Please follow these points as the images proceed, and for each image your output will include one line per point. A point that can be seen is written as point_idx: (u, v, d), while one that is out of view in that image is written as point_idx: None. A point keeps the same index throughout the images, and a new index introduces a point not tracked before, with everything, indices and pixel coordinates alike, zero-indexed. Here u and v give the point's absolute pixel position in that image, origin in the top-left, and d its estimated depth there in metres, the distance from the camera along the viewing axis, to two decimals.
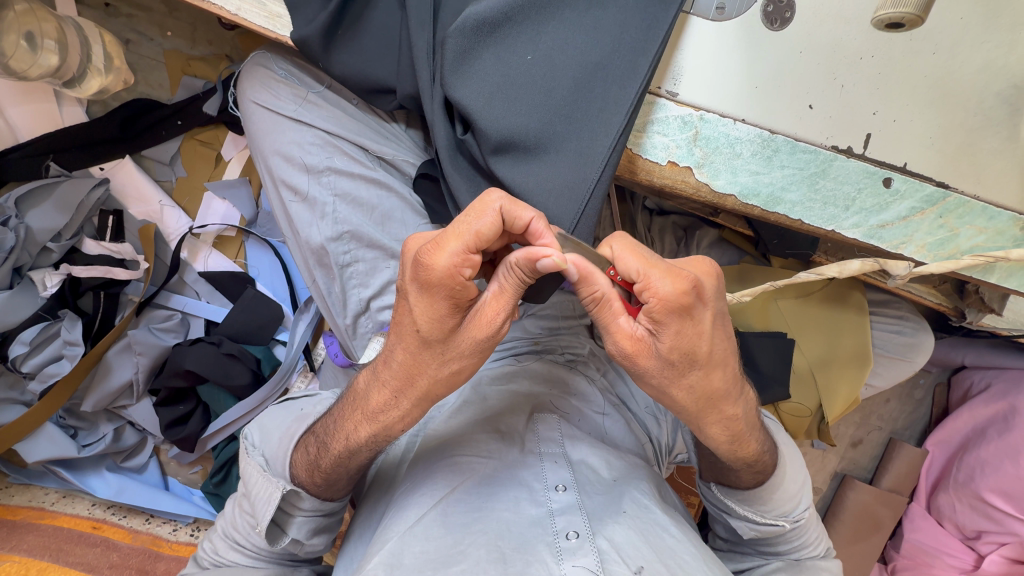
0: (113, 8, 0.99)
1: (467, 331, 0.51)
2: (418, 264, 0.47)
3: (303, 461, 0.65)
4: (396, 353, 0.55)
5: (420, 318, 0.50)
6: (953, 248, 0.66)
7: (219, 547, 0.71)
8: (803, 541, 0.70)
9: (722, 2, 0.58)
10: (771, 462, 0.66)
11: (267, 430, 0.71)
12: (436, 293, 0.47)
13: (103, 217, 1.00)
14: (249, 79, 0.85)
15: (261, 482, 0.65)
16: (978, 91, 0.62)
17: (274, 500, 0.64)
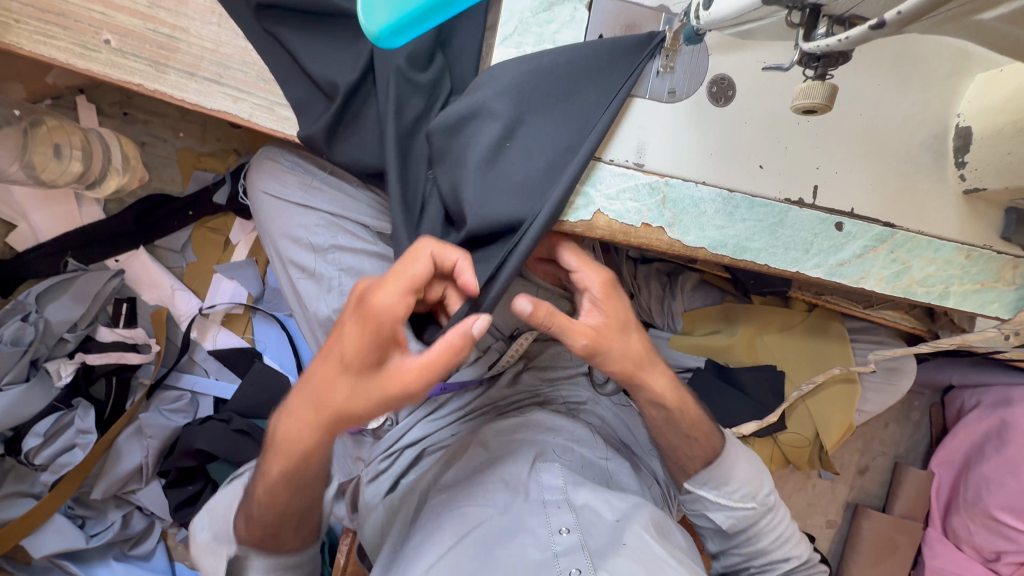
0: (130, 116, 1.08)
1: (377, 385, 0.56)
2: (364, 314, 0.55)
3: (242, 519, 0.67)
4: (313, 382, 0.58)
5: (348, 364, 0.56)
6: (909, 279, 0.73)
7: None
8: (771, 523, 0.81)
9: (673, 87, 0.66)
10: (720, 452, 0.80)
11: (215, 509, 0.73)
12: (371, 330, 0.54)
13: (117, 305, 1.05)
14: (258, 171, 0.94)
15: (211, 556, 0.70)
16: (904, 142, 0.71)
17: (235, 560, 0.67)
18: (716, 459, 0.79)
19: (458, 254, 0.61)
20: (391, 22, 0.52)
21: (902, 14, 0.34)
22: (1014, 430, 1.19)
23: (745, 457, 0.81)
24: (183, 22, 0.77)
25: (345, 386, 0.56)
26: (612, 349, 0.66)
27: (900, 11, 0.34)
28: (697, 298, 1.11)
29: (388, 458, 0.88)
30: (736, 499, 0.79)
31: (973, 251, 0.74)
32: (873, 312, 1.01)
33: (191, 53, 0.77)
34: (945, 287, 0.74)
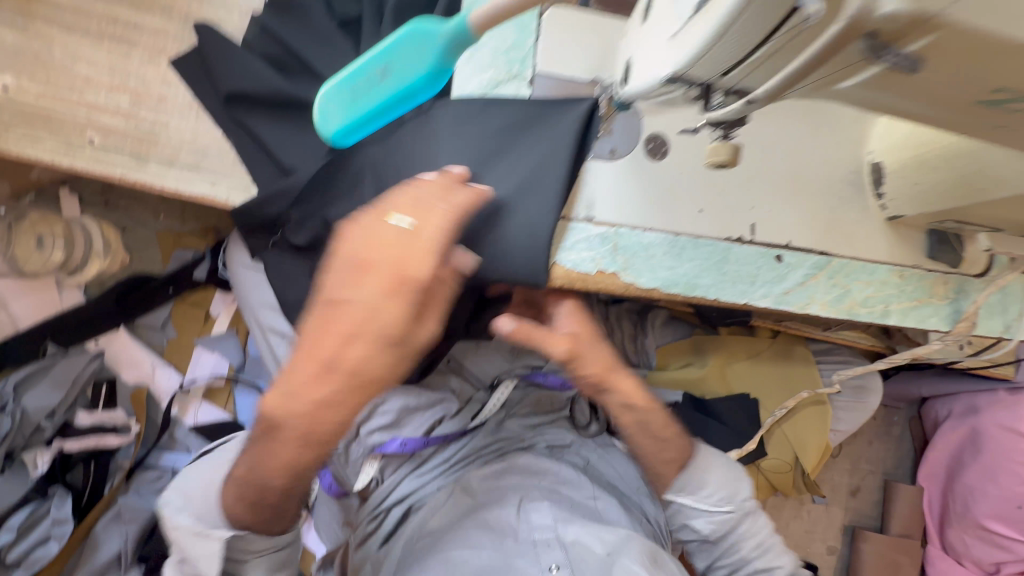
0: (112, 203, 1.11)
1: (388, 346, 0.58)
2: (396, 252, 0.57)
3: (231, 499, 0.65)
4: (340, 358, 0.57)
5: (383, 333, 0.57)
6: (850, 302, 0.79)
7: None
8: (744, 530, 0.91)
9: (613, 146, 0.73)
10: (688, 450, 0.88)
11: (186, 492, 0.71)
12: (403, 283, 0.56)
13: (96, 388, 1.04)
14: (236, 247, 0.99)
15: (198, 543, 0.66)
16: (826, 180, 0.79)
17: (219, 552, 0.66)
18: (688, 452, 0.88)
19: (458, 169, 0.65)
20: (342, 125, 0.68)
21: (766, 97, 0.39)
22: (986, 437, 1.24)
23: (714, 462, 0.90)
24: (163, 117, 0.83)
25: (330, 359, 0.57)
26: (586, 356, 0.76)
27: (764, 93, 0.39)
28: (666, 333, 1.14)
29: (377, 518, 0.90)
30: (714, 503, 0.89)
31: (905, 271, 0.81)
32: (831, 333, 1.06)
33: (171, 145, 0.83)
34: (885, 307, 0.80)
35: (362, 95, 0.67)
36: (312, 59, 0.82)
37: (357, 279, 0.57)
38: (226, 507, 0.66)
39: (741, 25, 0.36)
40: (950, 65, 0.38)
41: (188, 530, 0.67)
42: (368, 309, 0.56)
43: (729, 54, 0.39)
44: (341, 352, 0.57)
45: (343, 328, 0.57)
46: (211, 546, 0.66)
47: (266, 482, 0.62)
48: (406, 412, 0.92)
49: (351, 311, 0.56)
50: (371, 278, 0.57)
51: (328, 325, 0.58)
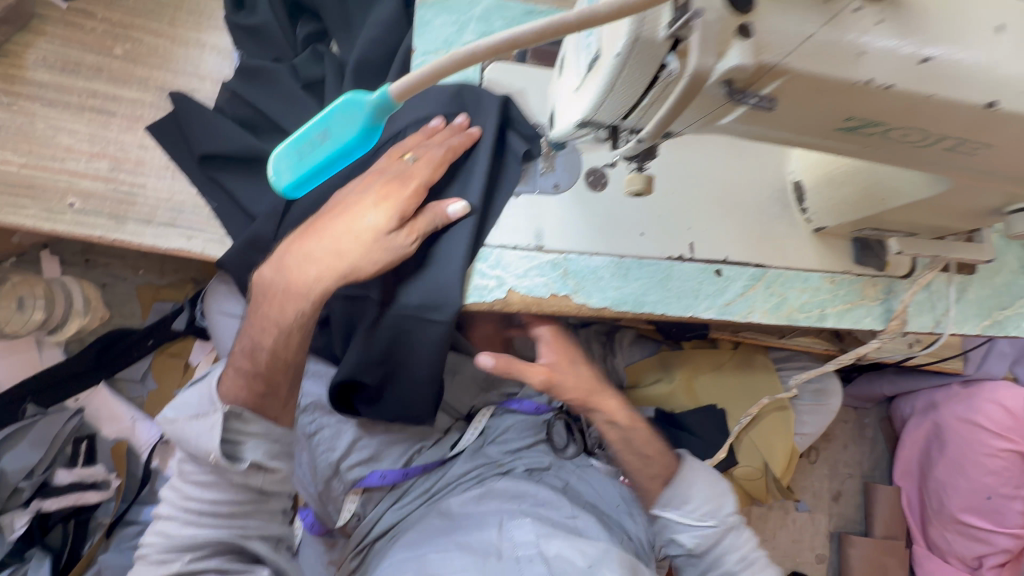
0: (92, 262, 1.16)
1: (359, 250, 0.73)
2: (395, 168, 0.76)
3: (232, 378, 0.75)
4: (324, 248, 0.74)
5: (370, 225, 0.73)
6: (788, 308, 0.85)
7: (169, 527, 0.71)
8: (729, 543, 0.92)
9: (556, 181, 0.80)
10: (674, 466, 0.95)
11: (178, 399, 0.73)
12: (393, 190, 0.74)
13: (77, 445, 1.06)
14: (213, 295, 1.02)
15: (197, 427, 0.70)
16: (755, 198, 0.87)
17: (217, 426, 0.69)
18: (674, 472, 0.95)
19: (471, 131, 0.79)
20: (292, 181, 0.51)
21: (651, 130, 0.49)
22: (948, 430, 1.29)
23: (702, 478, 0.94)
24: (140, 179, 0.89)
25: (318, 254, 0.74)
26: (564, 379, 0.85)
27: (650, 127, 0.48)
28: (634, 352, 1.20)
29: (362, 552, 0.94)
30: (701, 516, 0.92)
31: (836, 277, 0.88)
32: (788, 340, 1.11)
33: (148, 204, 0.88)
34: (821, 310, 0.86)
35: (308, 154, 0.50)
36: (279, 119, 0.90)
37: (364, 185, 0.77)
38: (225, 390, 0.73)
39: (622, 80, 0.44)
40: (802, 103, 0.46)
41: (187, 417, 0.70)
42: (364, 201, 0.74)
43: (621, 103, 0.47)
44: (335, 233, 0.74)
45: (342, 221, 0.75)
46: (211, 420, 0.70)
47: (259, 345, 0.76)
48: (385, 445, 0.97)
49: (353, 207, 0.74)
50: (373, 187, 0.75)
51: (327, 219, 0.76)
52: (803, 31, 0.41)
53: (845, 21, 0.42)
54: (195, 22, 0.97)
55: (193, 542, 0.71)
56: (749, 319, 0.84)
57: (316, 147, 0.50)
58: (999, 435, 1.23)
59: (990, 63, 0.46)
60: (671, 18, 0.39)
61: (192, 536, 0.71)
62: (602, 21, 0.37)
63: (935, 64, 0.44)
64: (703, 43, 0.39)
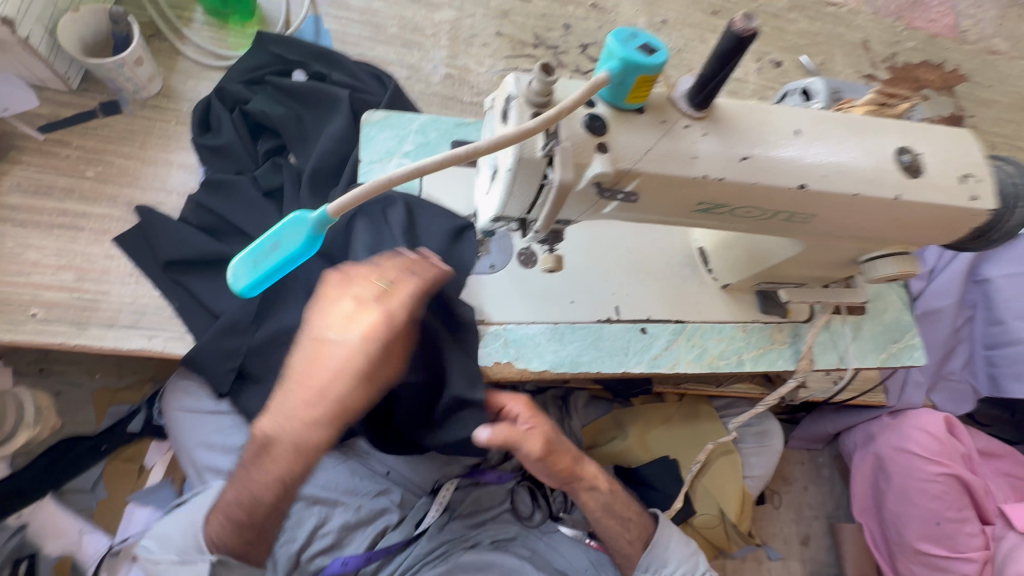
0: (46, 369, 1.17)
1: (322, 404, 0.69)
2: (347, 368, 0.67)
3: (218, 521, 0.79)
4: (290, 425, 0.71)
5: (364, 374, 0.68)
6: (710, 357, 0.96)
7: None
8: None
9: (492, 262, 0.91)
10: (648, 527, 1.02)
11: (166, 535, 0.85)
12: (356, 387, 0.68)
13: (16, 565, 1.03)
14: (172, 392, 1.04)
15: (182, 572, 0.79)
16: (669, 262, 0.99)
17: (203, 574, 0.77)
18: (652, 538, 1.01)
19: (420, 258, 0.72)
20: (249, 281, 0.58)
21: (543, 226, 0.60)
22: (888, 460, 1.37)
23: (675, 537, 1.01)
24: (105, 287, 0.95)
25: (293, 427, 0.71)
26: (557, 446, 0.94)
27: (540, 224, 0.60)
28: (590, 412, 1.28)
29: None
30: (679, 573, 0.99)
31: (747, 325, 1.00)
32: (724, 387, 1.20)
33: (111, 309, 0.93)
34: (738, 356, 0.97)
35: (262, 259, 0.58)
36: (242, 224, 0.99)
37: (346, 324, 0.67)
38: (213, 534, 0.79)
39: (516, 190, 0.56)
40: (663, 194, 0.58)
41: (173, 560, 0.81)
42: (325, 370, 0.68)
43: (521, 204, 0.59)
44: (309, 369, 0.68)
45: (327, 363, 0.68)
46: (195, 569, 0.78)
47: (256, 499, 0.76)
48: (347, 530, 1.00)
49: (339, 344, 0.67)
50: (360, 322, 0.67)
51: (318, 360, 0.68)
52: (647, 144, 0.55)
53: (677, 135, 0.56)
54: (165, 144, 1.08)
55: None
56: (676, 370, 0.93)
57: (270, 255, 0.58)
58: (931, 459, 1.32)
59: (795, 157, 0.61)
60: (544, 143, 0.52)
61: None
62: (487, 151, 0.50)
63: (753, 160, 0.59)
64: (568, 159, 0.52)
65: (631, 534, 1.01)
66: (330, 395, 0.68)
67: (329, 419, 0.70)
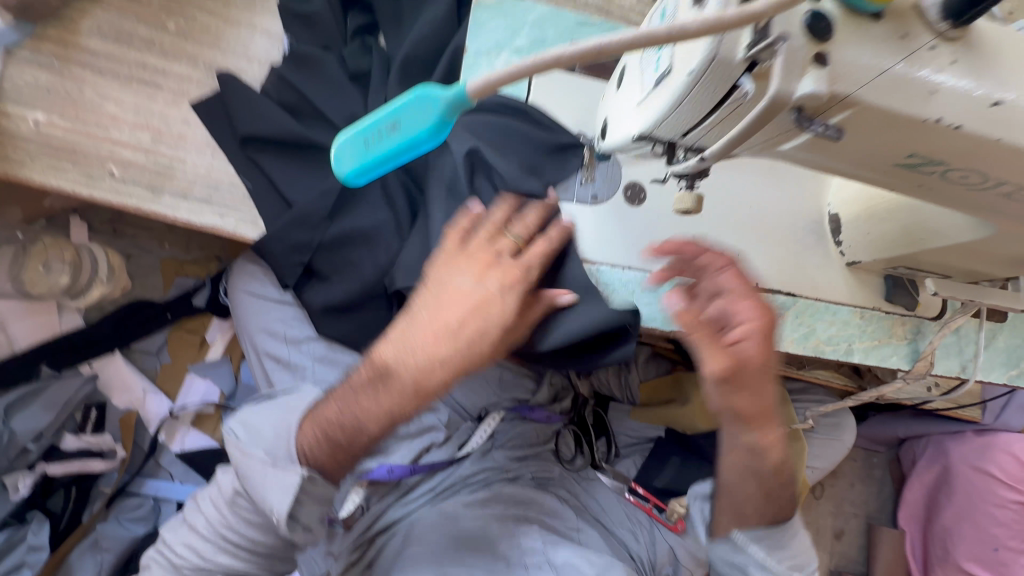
0: (119, 231, 1.16)
1: (427, 354, 0.69)
2: (469, 299, 0.70)
3: (310, 429, 0.72)
4: (392, 346, 0.71)
5: (499, 319, 0.71)
6: (816, 340, 0.85)
7: (205, 548, 0.74)
8: None
9: (595, 192, 0.80)
10: (786, 502, 0.82)
11: (257, 429, 0.74)
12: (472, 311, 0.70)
13: (86, 411, 1.06)
14: (239, 274, 1.03)
15: (271, 477, 0.70)
16: (791, 226, 0.86)
17: (292, 487, 0.68)
18: (778, 523, 0.81)
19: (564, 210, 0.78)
20: (356, 167, 0.52)
21: (712, 153, 0.49)
22: (957, 476, 1.26)
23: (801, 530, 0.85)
24: (180, 154, 0.90)
25: (396, 350, 0.71)
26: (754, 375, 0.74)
27: (711, 151, 0.49)
28: (649, 368, 1.24)
29: (364, 545, 0.96)
30: (782, 567, 0.81)
31: (866, 312, 0.87)
32: (807, 372, 1.07)
33: (185, 178, 0.89)
34: (848, 345, 0.86)
35: (374, 142, 0.50)
36: (325, 107, 0.91)
37: (482, 272, 0.71)
38: (308, 446, 0.71)
39: (690, 100, 0.44)
40: (869, 134, 0.45)
41: (262, 458, 0.71)
42: (451, 275, 0.71)
43: (683, 122, 0.47)
44: (436, 300, 0.71)
45: (461, 305, 0.70)
46: (286, 479, 0.69)
47: (361, 425, 0.71)
48: (395, 439, 1.00)
49: (454, 284, 0.71)
50: (492, 275, 0.71)
51: (441, 301, 0.71)
52: (878, 64, 0.41)
53: (919, 58, 0.42)
54: (249, 5, 0.98)
55: (224, 569, 0.74)
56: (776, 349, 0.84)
57: (385, 136, 0.50)
58: (1011, 485, 1.21)
59: None
60: (752, 39, 0.39)
61: (223, 562, 0.74)
62: (689, 36, 0.37)
63: (1007, 106, 0.43)
64: (785, 69, 0.40)
65: (760, 503, 0.80)
66: (446, 297, 0.71)
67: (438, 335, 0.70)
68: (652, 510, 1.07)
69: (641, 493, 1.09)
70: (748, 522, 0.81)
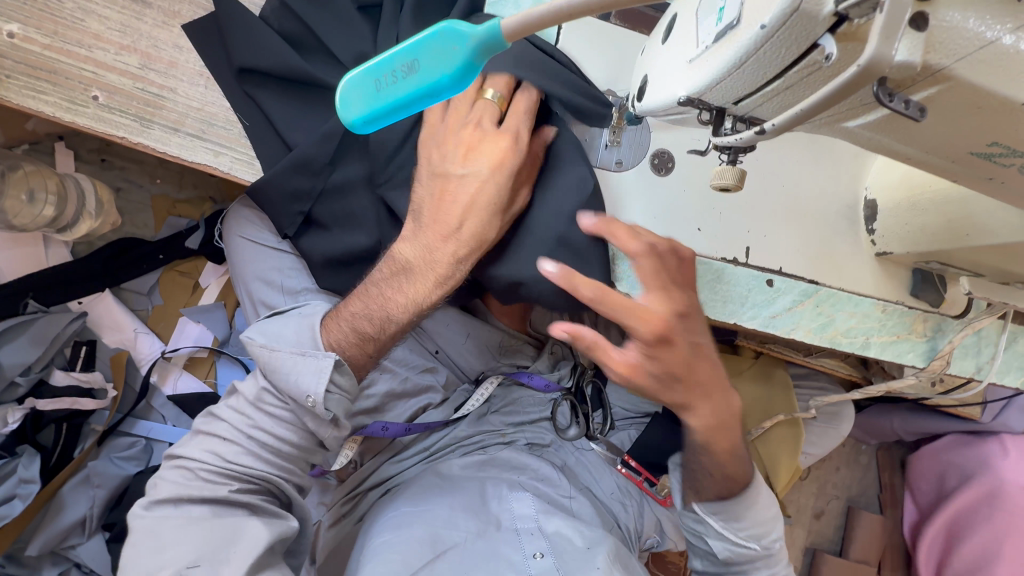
0: (108, 162, 1.10)
1: (443, 243, 0.68)
2: (472, 196, 0.67)
3: (338, 325, 0.70)
4: (408, 244, 0.70)
5: (494, 203, 0.68)
6: (833, 331, 0.81)
7: (224, 451, 0.67)
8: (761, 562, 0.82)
9: (620, 158, 0.75)
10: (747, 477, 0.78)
11: (275, 331, 0.70)
12: (477, 207, 0.68)
13: (76, 348, 1.04)
14: (234, 217, 0.97)
15: (299, 364, 0.67)
16: (823, 209, 0.80)
17: (325, 369, 0.67)
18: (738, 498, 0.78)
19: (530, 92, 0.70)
20: (366, 113, 0.51)
21: (775, 126, 0.42)
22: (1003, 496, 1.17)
23: (765, 500, 0.81)
24: (171, 82, 0.82)
25: (417, 253, 0.69)
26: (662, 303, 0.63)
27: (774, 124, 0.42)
28: None
29: (356, 496, 0.97)
30: (739, 537, 0.80)
31: (888, 305, 0.83)
32: (811, 359, 1.05)
33: (177, 110, 0.82)
34: (865, 338, 0.83)
35: (386, 86, 0.49)
36: (329, 40, 0.82)
37: (466, 155, 0.68)
38: (336, 339, 0.69)
39: (768, 48, 0.38)
40: (950, 115, 0.40)
41: (288, 351, 0.67)
42: (455, 175, 0.68)
43: (742, 84, 0.43)
44: (447, 204, 0.68)
45: (461, 197, 0.68)
46: (319, 365, 0.67)
47: (389, 314, 0.70)
48: (391, 397, 0.98)
49: (462, 182, 0.68)
50: (479, 157, 0.67)
51: (443, 193, 0.69)
52: (987, 33, 0.35)
53: None
54: None
55: (245, 475, 0.67)
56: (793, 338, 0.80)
57: (399, 79, 0.48)
58: None
59: None
60: None
61: (244, 470, 0.67)
62: None
63: None
64: (887, 28, 0.33)
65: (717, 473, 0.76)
66: (461, 193, 0.68)
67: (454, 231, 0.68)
68: (643, 484, 1.06)
69: (633, 467, 1.06)
70: (706, 495, 0.79)
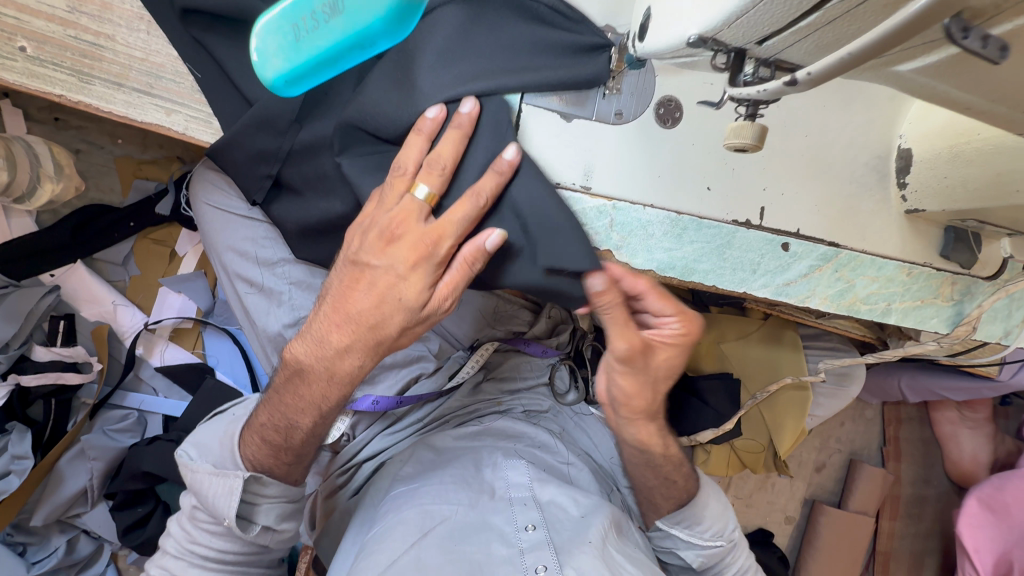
0: (62, 121, 1.01)
1: (339, 352, 0.66)
2: (381, 295, 0.63)
3: (255, 438, 0.72)
4: (323, 333, 0.66)
5: (405, 301, 0.63)
6: (852, 298, 0.74)
7: (174, 568, 0.72)
8: (737, 562, 0.91)
9: (620, 108, 0.65)
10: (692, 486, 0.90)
11: (206, 445, 0.75)
12: (381, 304, 0.63)
13: (53, 322, 1.00)
14: (200, 182, 0.90)
15: (215, 482, 0.70)
16: (849, 162, 0.71)
17: (236, 489, 0.68)
18: (691, 501, 0.88)
19: (508, 161, 0.60)
20: (286, 69, 0.56)
21: (811, 76, 0.34)
22: None
23: (712, 496, 0.91)
24: (107, 29, 0.72)
25: (316, 342, 0.67)
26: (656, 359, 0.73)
27: (808, 73, 0.34)
28: None
29: (346, 473, 0.95)
30: (707, 536, 0.88)
31: (915, 268, 0.75)
32: (824, 321, 0.98)
33: (118, 62, 0.73)
34: (887, 305, 0.76)
35: (304, 33, 0.53)
36: None
37: (382, 248, 0.62)
38: (252, 453, 0.72)
39: None
40: None
41: (207, 470, 0.70)
42: (366, 256, 0.63)
43: (768, 14, 0.34)
44: (353, 300, 0.64)
45: (367, 292, 0.63)
46: (229, 484, 0.69)
47: (295, 423, 0.70)
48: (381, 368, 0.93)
49: (376, 275, 0.63)
50: (396, 251, 0.62)
51: (352, 286, 0.64)
52: None
53: None
54: None
55: None
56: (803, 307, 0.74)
57: (317, 26, 0.53)
58: None
59: None
60: None
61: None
62: None
63: None
64: None
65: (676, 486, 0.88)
66: (364, 297, 0.63)
67: (364, 334, 0.65)
68: None
69: None
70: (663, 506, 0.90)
